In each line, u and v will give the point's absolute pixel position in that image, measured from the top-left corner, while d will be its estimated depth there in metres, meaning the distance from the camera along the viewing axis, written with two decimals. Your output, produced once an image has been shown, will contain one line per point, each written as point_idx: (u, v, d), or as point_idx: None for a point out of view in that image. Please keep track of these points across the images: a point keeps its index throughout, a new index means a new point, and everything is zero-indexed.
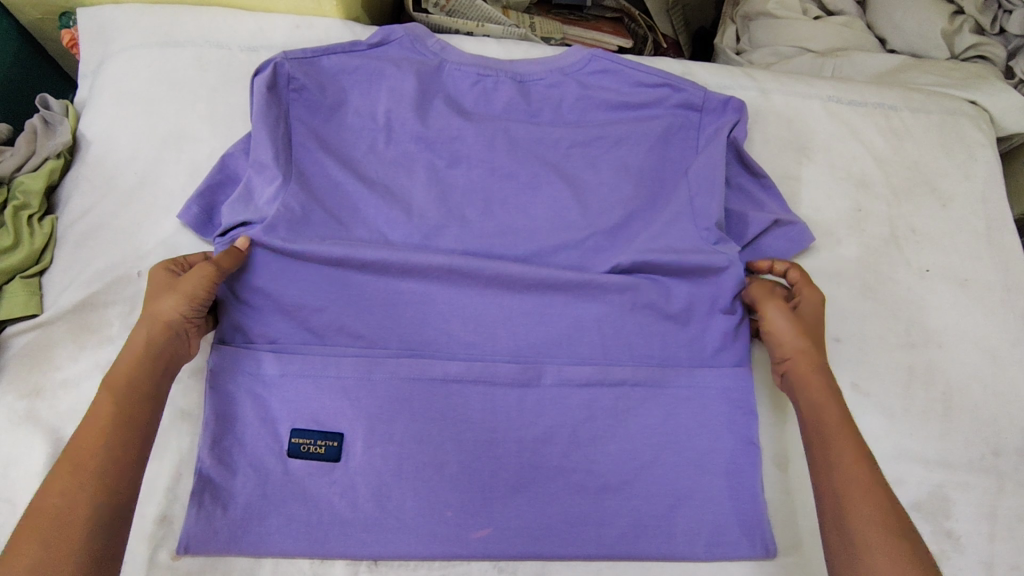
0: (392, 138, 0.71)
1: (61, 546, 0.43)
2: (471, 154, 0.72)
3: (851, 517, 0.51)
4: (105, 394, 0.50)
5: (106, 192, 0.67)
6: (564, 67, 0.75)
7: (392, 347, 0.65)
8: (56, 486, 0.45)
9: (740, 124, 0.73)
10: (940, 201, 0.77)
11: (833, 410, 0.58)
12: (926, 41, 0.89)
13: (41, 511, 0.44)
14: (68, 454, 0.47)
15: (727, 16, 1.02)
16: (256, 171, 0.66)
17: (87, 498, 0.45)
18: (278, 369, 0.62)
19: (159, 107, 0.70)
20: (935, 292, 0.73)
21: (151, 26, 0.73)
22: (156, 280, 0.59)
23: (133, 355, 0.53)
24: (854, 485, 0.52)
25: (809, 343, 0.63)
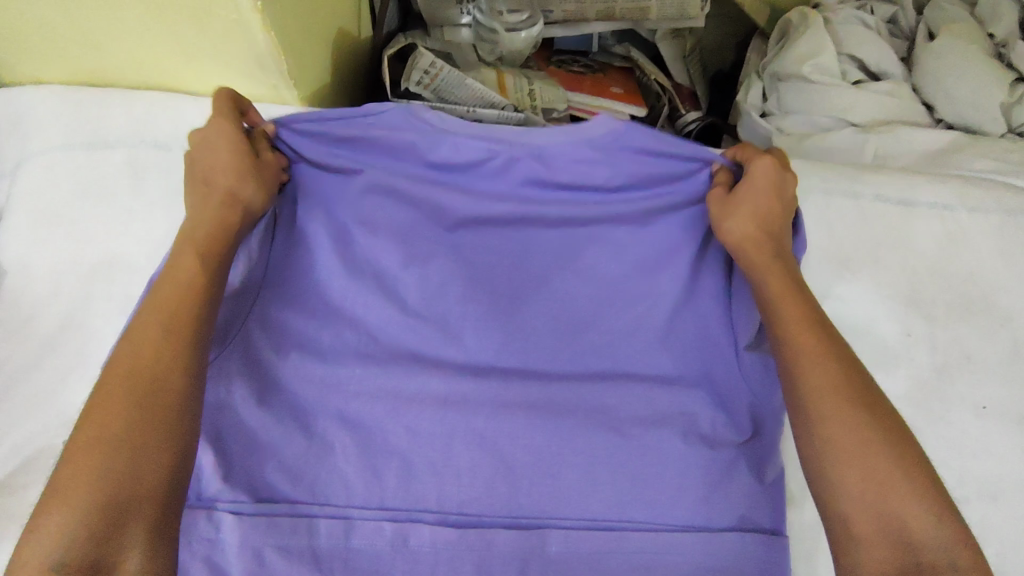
0: (375, 240, 0.61)
1: (140, 421, 0.43)
2: (480, 256, 0.63)
3: (812, 382, 0.49)
4: (186, 258, 0.51)
5: (23, 340, 0.56)
6: (591, 137, 0.63)
7: (371, 512, 0.55)
8: (145, 356, 0.45)
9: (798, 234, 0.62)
10: (999, 320, 0.67)
11: (780, 277, 0.56)
12: (981, 113, 0.78)
13: (122, 373, 0.45)
14: (150, 312, 0.47)
15: (751, 70, 0.90)
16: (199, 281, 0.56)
17: (172, 363, 0.45)
18: (237, 536, 0.53)
19: (86, 227, 0.59)
20: (993, 434, 0.64)
21: (77, 117, 0.61)
22: (216, 144, 0.55)
23: (213, 228, 0.53)
24: (807, 353, 0.51)
25: (754, 219, 0.59)
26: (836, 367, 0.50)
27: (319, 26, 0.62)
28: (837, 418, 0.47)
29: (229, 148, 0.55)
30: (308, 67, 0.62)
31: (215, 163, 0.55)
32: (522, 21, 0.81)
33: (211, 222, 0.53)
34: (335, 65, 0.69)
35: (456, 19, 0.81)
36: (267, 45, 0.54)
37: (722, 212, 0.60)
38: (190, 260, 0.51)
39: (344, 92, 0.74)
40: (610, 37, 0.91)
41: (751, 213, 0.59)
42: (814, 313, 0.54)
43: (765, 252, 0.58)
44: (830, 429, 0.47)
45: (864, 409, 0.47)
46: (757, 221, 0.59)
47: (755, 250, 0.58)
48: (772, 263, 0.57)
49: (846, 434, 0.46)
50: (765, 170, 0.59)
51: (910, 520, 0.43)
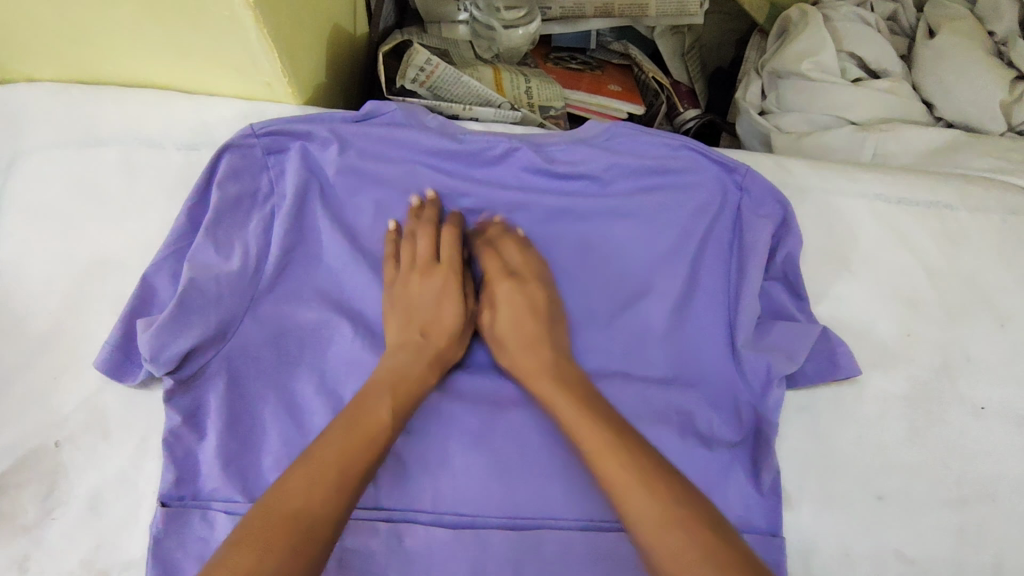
0: (383, 224, 0.63)
1: (360, 461, 0.48)
2: (486, 240, 0.64)
3: (593, 447, 0.50)
4: (379, 411, 0.51)
5: (15, 338, 0.55)
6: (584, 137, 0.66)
7: (366, 512, 0.55)
8: (340, 449, 0.48)
9: (787, 223, 0.64)
10: (998, 320, 0.67)
11: (541, 360, 0.57)
12: (982, 112, 0.77)
13: (345, 452, 0.48)
14: (375, 388, 0.53)
15: (750, 68, 0.89)
16: (196, 272, 0.55)
17: (388, 436, 0.51)
18: None
19: (80, 226, 0.58)
20: (991, 435, 0.64)
21: (70, 118, 0.61)
22: (433, 293, 0.60)
23: (415, 372, 0.55)
24: (603, 455, 0.49)
25: (509, 321, 0.60)
26: (660, 456, 0.50)
27: (314, 24, 0.62)
28: (663, 539, 0.45)
29: (454, 297, 0.61)
30: (303, 65, 0.62)
31: (432, 317, 0.59)
32: (520, 17, 0.81)
33: (437, 343, 0.58)
34: (330, 63, 0.68)
35: (455, 16, 0.82)
36: (261, 42, 0.54)
37: (490, 332, 0.61)
38: (386, 412, 0.51)
39: (341, 89, 0.73)
40: (609, 33, 0.91)
41: (509, 316, 0.60)
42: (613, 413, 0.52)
43: (542, 378, 0.56)
44: (660, 542, 0.45)
45: (679, 504, 0.46)
46: (516, 320, 0.60)
47: (512, 338, 0.59)
48: (530, 347, 0.58)
49: (648, 505, 0.46)
50: (506, 295, 0.61)
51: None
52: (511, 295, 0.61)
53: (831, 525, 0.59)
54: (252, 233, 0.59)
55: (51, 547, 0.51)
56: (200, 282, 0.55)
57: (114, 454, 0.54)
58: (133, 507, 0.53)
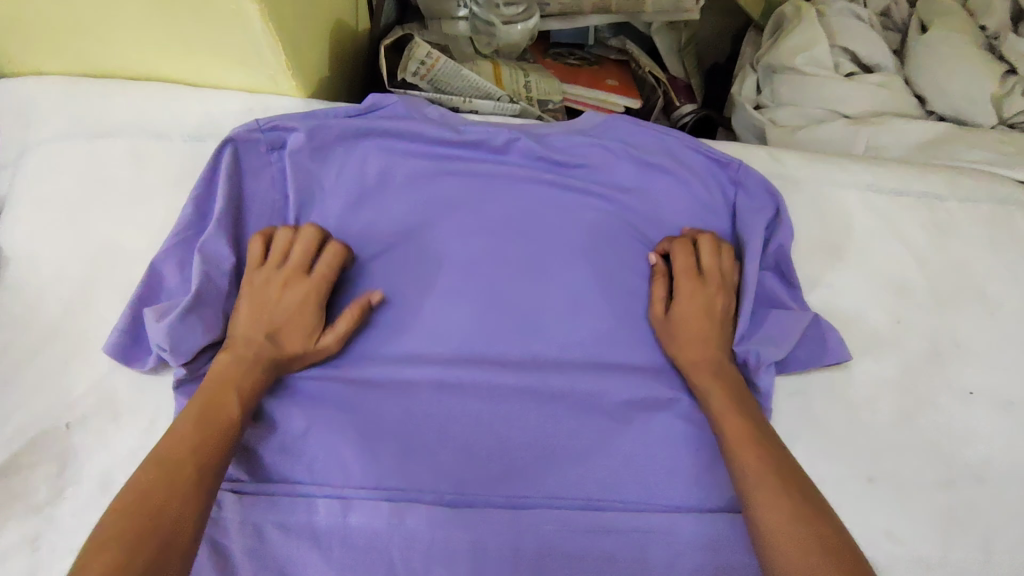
0: (394, 213, 0.64)
1: (188, 488, 0.45)
2: (492, 221, 0.65)
3: (749, 471, 0.51)
4: (230, 408, 0.50)
5: (26, 324, 0.57)
6: (582, 129, 0.68)
7: (369, 492, 0.56)
8: (157, 489, 0.44)
9: (778, 212, 0.65)
10: (987, 307, 0.68)
11: (724, 394, 0.57)
12: (974, 106, 0.79)
13: (149, 493, 0.43)
14: (188, 428, 0.48)
15: (746, 62, 0.91)
16: (205, 265, 0.57)
17: (195, 472, 0.46)
18: (238, 513, 0.54)
19: (88, 214, 0.60)
20: (977, 419, 0.65)
21: (80, 109, 0.62)
22: (295, 304, 0.56)
23: (249, 376, 0.53)
24: (762, 487, 0.49)
25: (702, 342, 0.60)
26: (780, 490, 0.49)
27: (317, 18, 0.63)
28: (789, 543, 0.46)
29: (310, 309, 0.57)
30: (306, 57, 0.63)
31: (281, 321, 0.56)
32: (519, 13, 0.81)
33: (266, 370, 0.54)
34: (333, 57, 0.70)
35: (456, 12, 0.83)
36: (266, 35, 0.56)
37: (669, 339, 0.61)
38: (236, 408, 0.50)
39: (343, 82, 0.75)
40: (607, 30, 0.92)
41: (692, 330, 0.60)
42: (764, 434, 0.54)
43: (707, 371, 0.58)
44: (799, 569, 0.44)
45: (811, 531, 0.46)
46: (705, 342, 0.60)
47: (705, 366, 0.59)
48: (716, 380, 0.58)
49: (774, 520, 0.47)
50: (690, 295, 0.61)
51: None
52: (696, 314, 0.61)
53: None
54: (258, 225, 0.61)
55: (62, 525, 0.53)
56: (211, 273, 0.57)
57: (124, 436, 0.55)
58: None
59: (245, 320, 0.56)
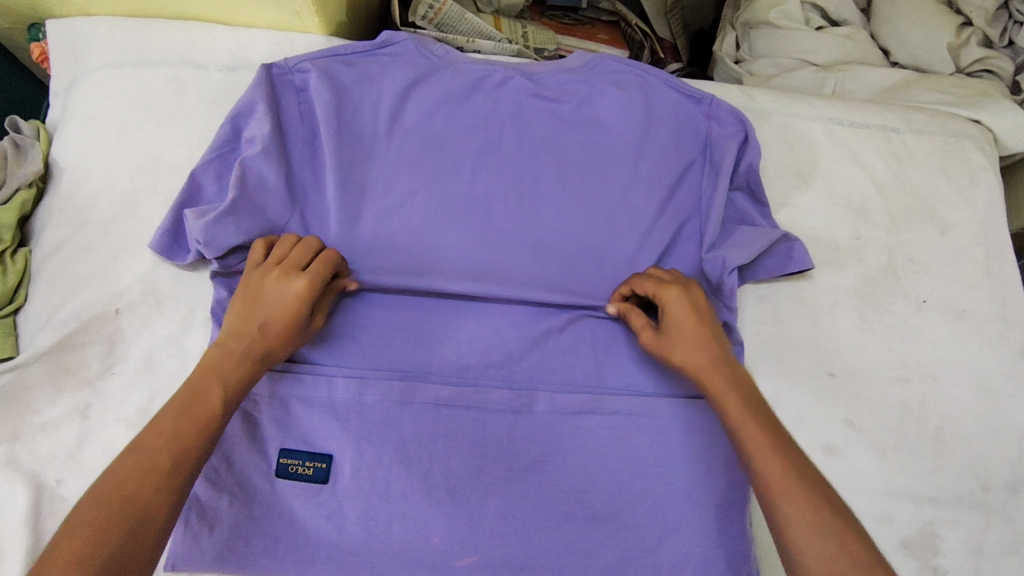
0: (401, 143, 0.70)
1: (165, 482, 0.46)
2: (489, 149, 0.71)
3: (770, 479, 0.50)
4: (212, 399, 0.51)
5: (79, 226, 0.64)
6: (571, 66, 0.74)
7: (382, 373, 0.62)
8: (128, 488, 0.45)
9: (750, 139, 0.71)
10: (938, 227, 0.75)
11: (735, 398, 0.55)
12: (931, 54, 0.86)
13: (121, 492, 0.45)
14: (165, 426, 0.49)
15: (727, 20, 0.98)
16: (243, 176, 0.63)
17: (165, 475, 0.47)
18: (266, 389, 0.60)
19: (133, 132, 0.67)
20: (930, 325, 0.72)
21: (127, 43, 0.70)
22: (283, 298, 0.57)
23: (234, 373, 0.54)
24: (782, 492, 0.49)
25: (690, 339, 0.59)
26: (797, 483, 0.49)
27: None
28: (814, 546, 0.46)
29: (299, 307, 0.57)
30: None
31: (269, 319, 0.56)
32: None
33: (250, 369, 0.54)
34: (351, 5, 0.78)
35: None
36: None
37: (665, 354, 0.60)
38: (219, 399, 0.52)
39: (358, 30, 0.82)
40: None
41: (682, 332, 0.60)
42: (767, 422, 0.54)
43: (717, 375, 0.57)
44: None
45: (843, 542, 0.46)
46: (699, 348, 0.59)
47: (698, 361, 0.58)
48: (725, 386, 0.56)
49: (807, 533, 0.47)
50: (676, 304, 0.61)
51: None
52: (683, 312, 0.60)
53: (787, 396, 0.68)
54: (292, 143, 0.68)
55: (112, 396, 0.60)
56: (246, 181, 0.63)
57: (165, 322, 0.62)
58: (183, 366, 0.61)
59: (238, 313, 0.57)
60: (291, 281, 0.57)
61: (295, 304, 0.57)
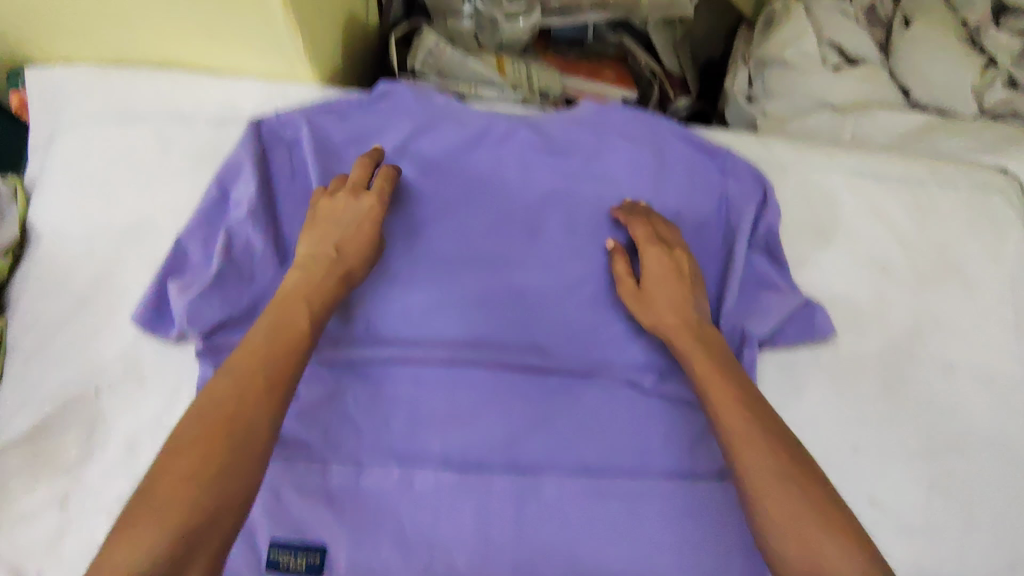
0: (397, 202, 0.65)
1: (264, 398, 0.48)
2: (493, 206, 0.67)
3: (728, 425, 0.53)
4: (301, 316, 0.53)
5: (60, 296, 0.61)
6: (578, 117, 0.71)
7: (379, 456, 0.60)
8: (227, 405, 0.46)
9: (770, 198, 0.68)
10: (965, 286, 0.72)
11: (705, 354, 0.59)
12: (952, 95, 0.82)
13: (220, 415, 0.46)
14: (251, 351, 0.50)
15: (739, 55, 0.94)
16: (231, 245, 0.59)
17: (261, 389, 0.48)
18: None
19: (117, 195, 0.64)
20: (959, 390, 0.69)
21: (110, 96, 0.66)
22: (353, 220, 0.59)
23: (320, 290, 0.56)
24: (738, 434, 0.52)
25: (676, 298, 0.62)
26: (765, 452, 0.51)
27: (331, 9, 0.66)
28: (773, 494, 0.49)
29: (373, 221, 0.60)
30: (322, 47, 0.67)
31: (346, 237, 0.59)
32: (521, 8, 0.86)
33: (328, 291, 0.56)
34: (346, 48, 0.73)
35: (459, 8, 0.86)
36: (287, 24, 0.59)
37: (641, 307, 0.63)
38: (303, 320, 0.53)
39: (355, 73, 0.79)
40: (605, 28, 0.96)
41: (666, 301, 0.62)
42: (739, 382, 0.57)
43: (686, 334, 0.60)
44: (775, 513, 0.48)
45: (798, 481, 0.49)
46: (673, 304, 0.62)
47: (678, 336, 0.61)
48: (694, 340, 0.60)
49: (760, 470, 0.50)
50: (654, 259, 0.63)
51: (825, 556, 0.46)
52: (662, 270, 0.63)
53: None
54: (285, 205, 0.64)
55: (90, 484, 0.57)
56: (235, 250, 0.59)
57: (150, 401, 0.59)
58: None
59: (309, 233, 0.59)
60: (359, 201, 0.60)
61: (366, 223, 0.60)
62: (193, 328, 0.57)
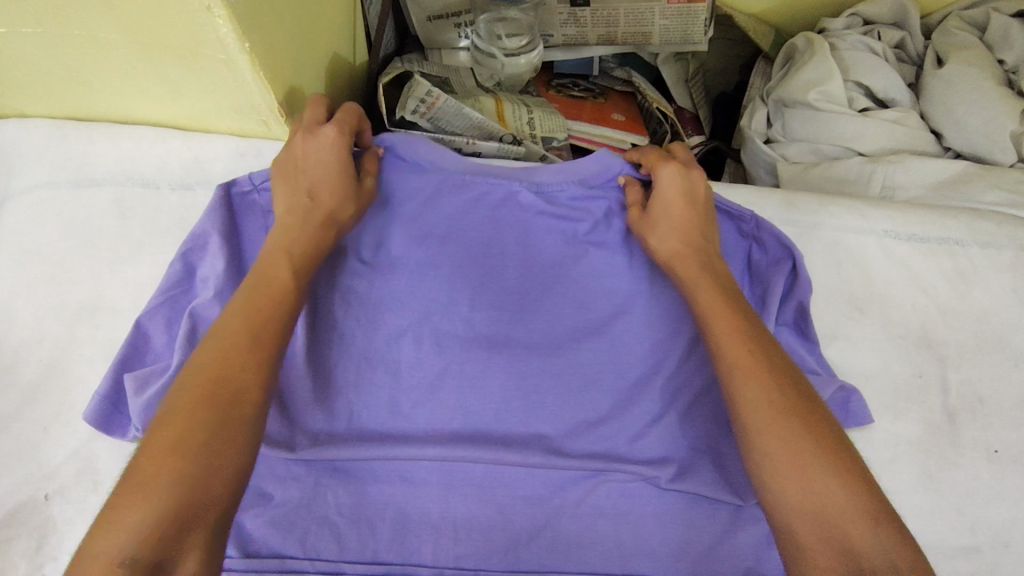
0: (387, 277, 0.60)
1: (251, 356, 0.45)
2: (493, 280, 0.61)
3: (732, 358, 0.50)
4: (280, 269, 0.51)
5: (5, 387, 0.54)
6: (585, 176, 0.65)
7: (365, 567, 0.53)
8: (214, 365, 0.44)
9: (797, 268, 0.62)
10: (1011, 360, 0.65)
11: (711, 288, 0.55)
12: (991, 142, 0.76)
13: (204, 376, 0.43)
14: (232, 314, 0.47)
15: (756, 94, 0.88)
16: (192, 333, 0.53)
17: (247, 345, 0.45)
18: None
19: (72, 270, 0.57)
20: (1011, 481, 0.61)
21: (64, 157, 0.60)
22: (321, 155, 0.56)
23: (299, 236, 0.53)
24: (744, 369, 0.49)
25: (686, 223, 0.59)
26: (772, 385, 0.48)
27: (309, 59, 0.60)
28: (784, 442, 0.45)
29: (337, 154, 0.56)
30: (300, 102, 0.60)
31: (318, 176, 0.56)
32: (522, 46, 0.79)
33: (307, 231, 0.54)
34: (329, 97, 0.67)
35: (456, 42, 0.82)
36: (257, 83, 0.53)
37: (649, 233, 0.60)
38: (285, 270, 0.51)
39: None
40: (613, 60, 0.89)
41: (676, 223, 0.59)
42: (747, 322, 0.53)
43: (692, 262, 0.57)
44: (782, 458, 0.45)
45: (806, 424, 0.46)
46: (678, 232, 0.59)
47: (683, 266, 0.58)
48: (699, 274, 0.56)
49: (765, 415, 0.47)
50: (670, 177, 0.61)
51: (834, 506, 0.43)
52: (676, 189, 0.60)
53: None
54: None
55: None
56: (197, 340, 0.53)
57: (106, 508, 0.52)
58: None
59: (280, 172, 0.56)
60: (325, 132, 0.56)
61: (337, 153, 0.56)
62: None
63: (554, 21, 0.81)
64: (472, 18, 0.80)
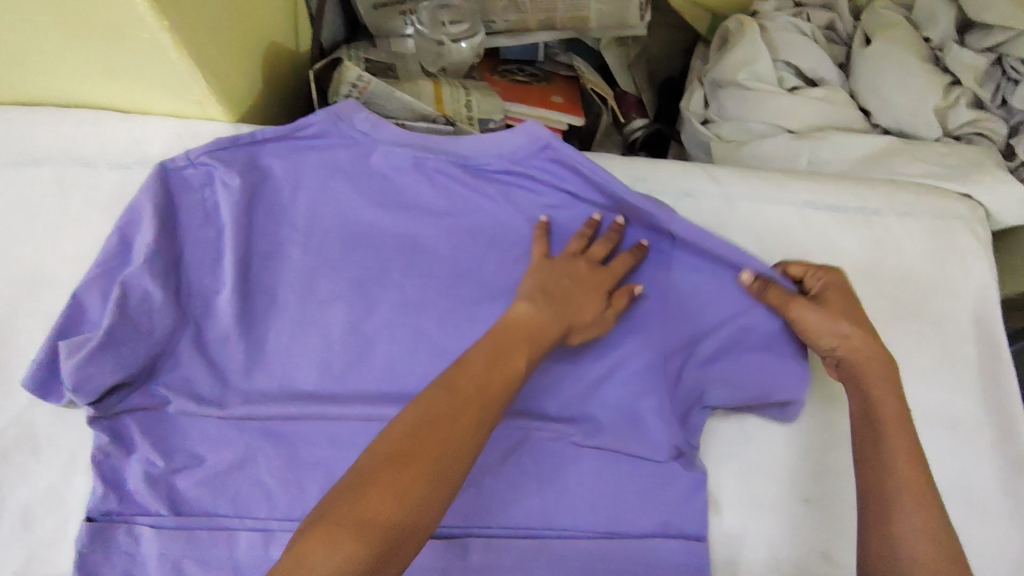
0: (320, 245, 0.62)
1: (464, 444, 0.45)
2: (421, 247, 0.64)
3: (900, 455, 0.53)
4: (511, 367, 0.51)
5: None
6: (513, 152, 0.63)
7: (292, 524, 0.56)
8: (455, 437, 0.45)
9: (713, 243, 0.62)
10: (928, 322, 0.68)
11: (887, 376, 0.56)
12: (917, 120, 0.78)
13: (432, 445, 0.44)
14: (468, 375, 0.49)
15: (695, 75, 0.90)
16: (122, 298, 0.55)
17: (468, 431, 0.46)
18: (157, 549, 0.54)
19: (14, 246, 0.60)
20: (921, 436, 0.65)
21: (5, 139, 0.62)
22: (585, 287, 0.59)
23: (537, 343, 0.54)
24: (901, 468, 0.52)
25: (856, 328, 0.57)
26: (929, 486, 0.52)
27: (242, 43, 0.62)
28: (915, 538, 0.50)
29: (602, 296, 0.59)
30: (233, 83, 0.62)
31: (582, 307, 0.58)
32: (464, 31, 0.82)
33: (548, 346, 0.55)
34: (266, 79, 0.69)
35: (400, 30, 0.82)
36: (183, 62, 0.55)
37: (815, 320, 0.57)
38: (520, 365, 0.51)
39: (281, 103, 0.74)
40: (558, 45, 0.91)
41: (843, 314, 0.57)
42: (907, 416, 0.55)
43: (867, 352, 0.57)
44: (916, 556, 0.49)
45: (932, 528, 0.50)
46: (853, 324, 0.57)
47: (858, 353, 0.57)
48: (874, 349, 0.56)
49: (918, 513, 0.51)
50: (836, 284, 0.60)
51: None
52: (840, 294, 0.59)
53: (756, 528, 0.61)
54: (194, 254, 0.59)
55: None
56: (128, 307, 0.55)
57: (45, 469, 0.56)
58: (63, 522, 0.55)
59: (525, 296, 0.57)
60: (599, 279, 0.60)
61: (595, 291, 0.59)
62: (81, 395, 0.53)
63: (496, 6, 0.82)
64: (414, 6, 0.81)
